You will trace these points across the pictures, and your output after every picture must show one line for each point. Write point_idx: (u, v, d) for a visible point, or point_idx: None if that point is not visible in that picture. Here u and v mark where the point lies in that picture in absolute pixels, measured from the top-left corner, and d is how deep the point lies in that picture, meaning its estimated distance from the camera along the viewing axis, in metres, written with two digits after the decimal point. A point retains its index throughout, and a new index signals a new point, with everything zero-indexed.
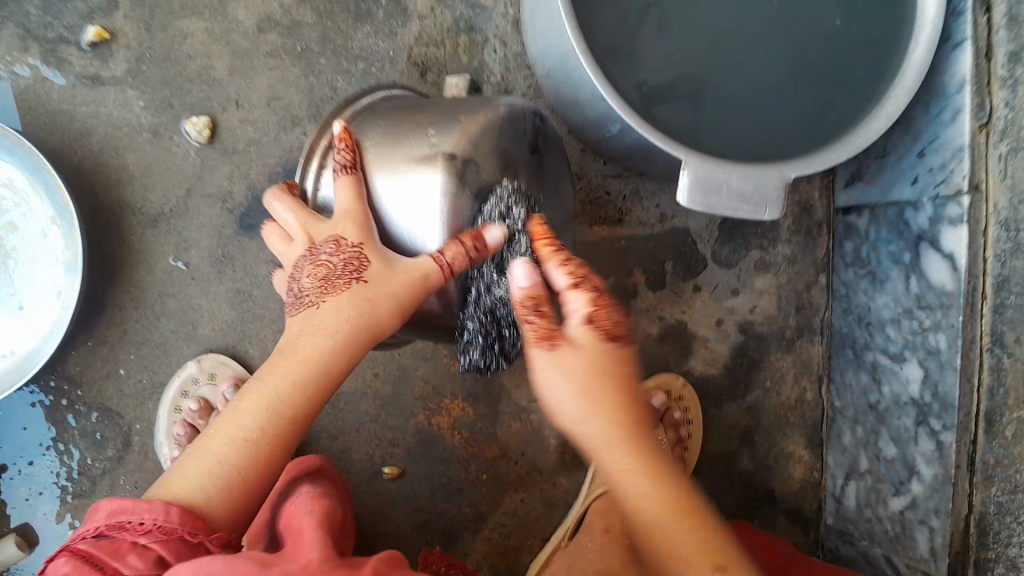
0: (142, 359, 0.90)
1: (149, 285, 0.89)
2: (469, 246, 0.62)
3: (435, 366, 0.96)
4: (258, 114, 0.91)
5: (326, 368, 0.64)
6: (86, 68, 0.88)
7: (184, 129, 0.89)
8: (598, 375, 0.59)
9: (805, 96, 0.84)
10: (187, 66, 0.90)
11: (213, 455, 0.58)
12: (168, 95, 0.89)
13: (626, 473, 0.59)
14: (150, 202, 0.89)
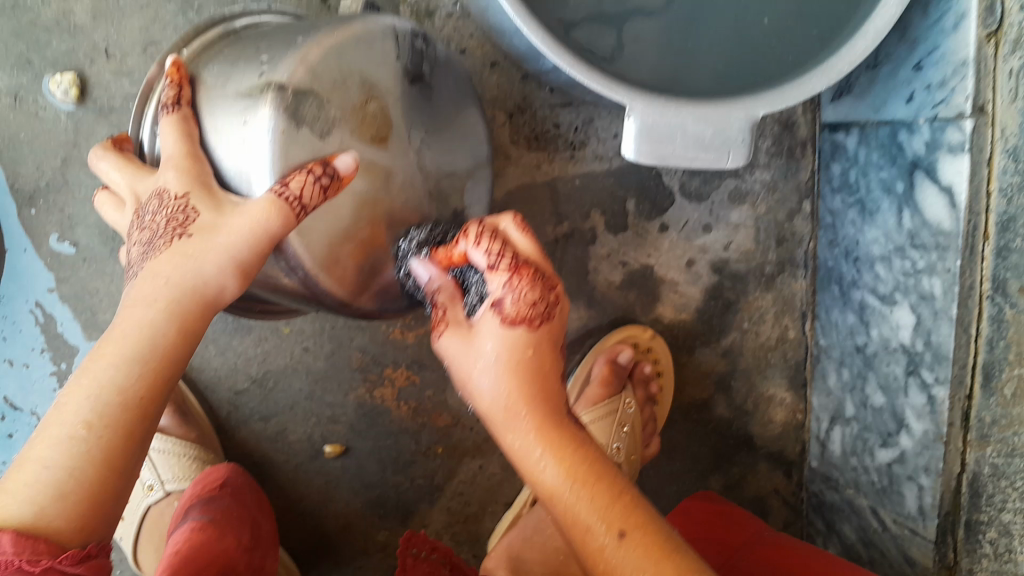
0: (42, 352, 0.81)
1: (37, 271, 0.80)
2: (318, 174, 0.51)
3: (373, 335, 0.87)
4: (132, 62, 0.78)
5: (160, 349, 0.51)
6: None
7: (48, 89, 0.76)
8: (516, 372, 0.53)
9: (768, 14, 0.69)
10: (41, 11, 0.76)
11: (33, 466, 0.45)
12: (24, 50, 0.76)
13: (534, 466, 0.51)
14: (22, 178, 0.78)
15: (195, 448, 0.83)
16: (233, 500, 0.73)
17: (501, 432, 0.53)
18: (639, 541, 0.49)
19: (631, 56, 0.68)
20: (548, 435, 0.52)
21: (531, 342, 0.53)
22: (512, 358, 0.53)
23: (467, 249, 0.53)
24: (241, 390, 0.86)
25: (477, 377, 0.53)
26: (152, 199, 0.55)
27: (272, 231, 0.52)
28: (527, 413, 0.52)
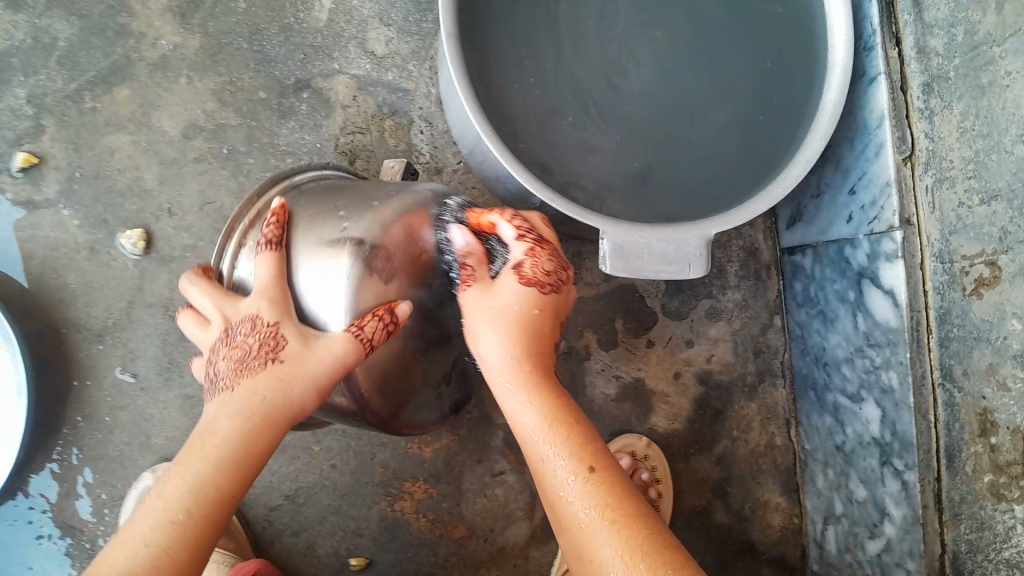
0: (99, 473, 0.90)
1: (98, 398, 0.90)
2: (387, 320, 0.65)
3: (393, 451, 0.97)
4: (191, 219, 0.93)
5: (244, 457, 0.62)
6: (20, 193, 0.91)
7: (120, 242, 0.91)
8: (522, 330, 0.69)
9: (727, 156, 0.85)
10: (118, 180, 0.93)
11: (135, 544, 0.56)
12: (101, 211, 0.92)
13: (523, 404, 0.66)
14: (93, 318, 0.91)
15: (233, 557, 0.91)
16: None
17: (500, 381, 0.68)
18: (603, 474, 0.61)
19: (605, 190, 0.83)
20: (533, 384, 0.67)
21: (530, 311, 0.70)
22: (520, 307, 0.69)
23: (501, 224, 0.73)
24: (275, 505, 0.95)
25: (488, 330, 0.68)
26: (244, 327, 0.66)
27: (348, 364, 0.64)
28: (518, 362, 0.68)
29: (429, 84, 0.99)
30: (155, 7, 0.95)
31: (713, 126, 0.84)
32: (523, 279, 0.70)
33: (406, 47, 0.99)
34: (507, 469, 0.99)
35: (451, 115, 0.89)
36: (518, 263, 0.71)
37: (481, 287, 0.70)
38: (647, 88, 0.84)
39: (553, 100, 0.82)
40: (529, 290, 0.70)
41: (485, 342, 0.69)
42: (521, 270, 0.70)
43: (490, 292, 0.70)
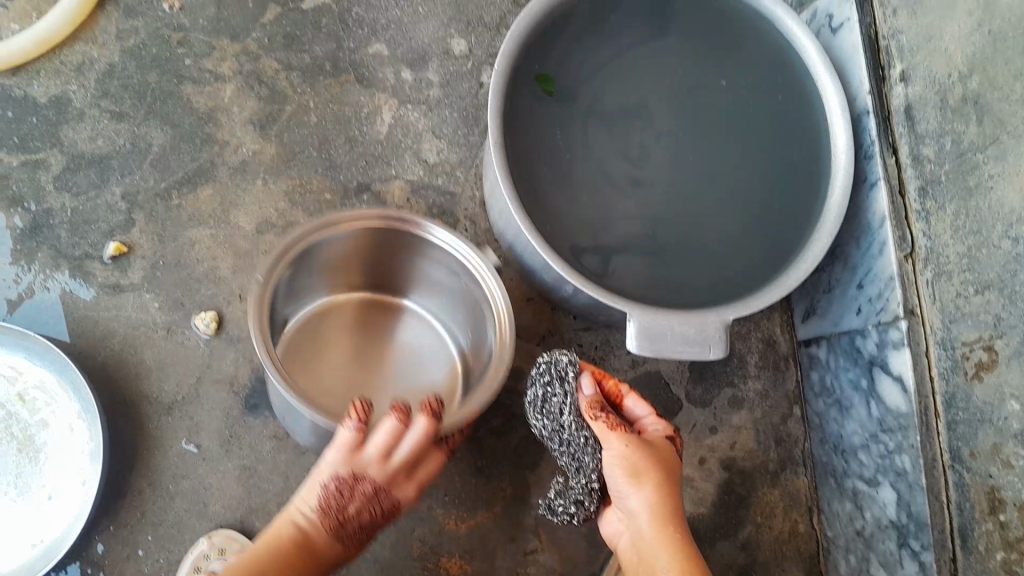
0: (158, 539, 0.95)
1: (164, 466, 0.97)
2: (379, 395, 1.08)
3: (431, 526, 1.01)
4: None
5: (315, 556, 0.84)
6: (108, 278, 1.04)
7: (195, 322, 1.02)
8: (662, 480, 0.79)
9: (740, 254, 0.93)
10: (196, 269, 1.04)
11: None
12: (179, 295, 1.03)
13: (659, 550, 0.75)
14: (165, 391, 1.00)
15: None
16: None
17: (645, 526, 0.77)
18: None
19: (631, 279, 0.91)
20: (669, 533, 0.76)
21: (668, 473, 0.80)
22: (659, 463, 0.79)
23: (632, 396, 0.86)
24: None
25: (629, 477, 0.78)
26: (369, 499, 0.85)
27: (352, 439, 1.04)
28: (660, 510, 0.77)
29: (474, 189, 1.11)
30: (238, 119, 1.11)
31: (729, 224, 0.94)
32: (654, 444, 0.81)
33: (455, 156, 1.12)
34: (539, 547, 1.02)
35: (494, 214, 1.00)
36: (658, 436, 0.83)
37: (638, 444, 0.79)
38: (669, 184, 0.95)
39: (584, 200, 0.93)
40: (664, 454, 0.81)
41: (628, 489, 0.78)
42: (652, 438, 0.82)
43: (630, 441, 0.79)
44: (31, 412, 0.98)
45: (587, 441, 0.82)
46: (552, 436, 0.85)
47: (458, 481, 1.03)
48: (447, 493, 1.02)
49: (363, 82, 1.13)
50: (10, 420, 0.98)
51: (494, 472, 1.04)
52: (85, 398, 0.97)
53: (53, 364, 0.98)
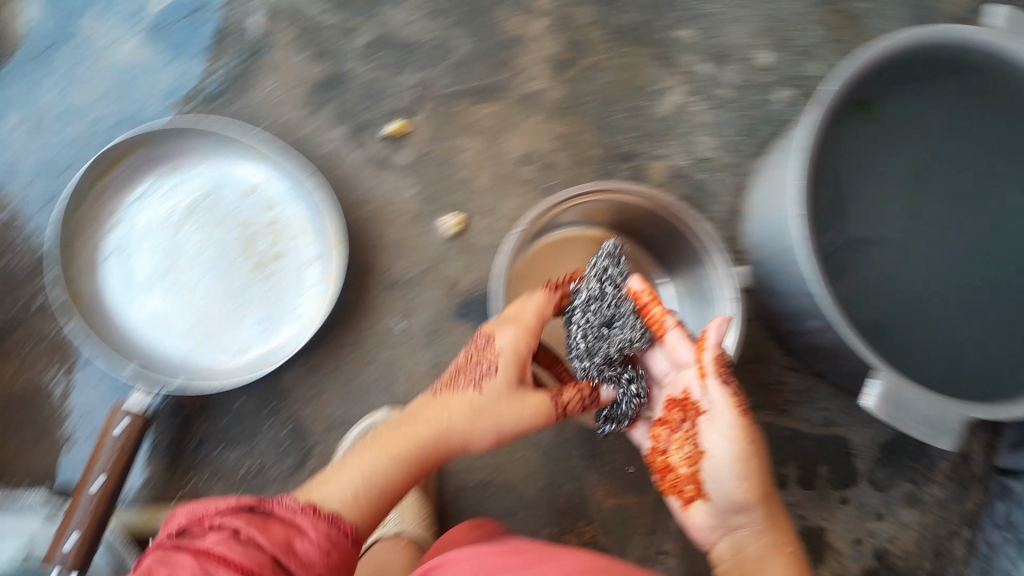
0: (343, 395, 1.01)
1: (369, 335, 1.02)
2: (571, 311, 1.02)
3: (581, 488, 1.03)
4: (501, 224, 1.04)
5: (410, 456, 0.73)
6: (380, 152, 1.06)
7: (439, 221, 1.04)
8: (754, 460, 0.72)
9: (996, 354, 0.86)
10: (457, 172, 1.05)
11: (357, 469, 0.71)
12: (436, 189, 1.05)
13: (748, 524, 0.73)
14: (395, 268, 1.03)
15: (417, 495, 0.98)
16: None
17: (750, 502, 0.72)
18: None
19: (877, 336, 0.86)
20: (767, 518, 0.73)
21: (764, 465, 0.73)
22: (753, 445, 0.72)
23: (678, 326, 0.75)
24: (464, 487, 1.03)
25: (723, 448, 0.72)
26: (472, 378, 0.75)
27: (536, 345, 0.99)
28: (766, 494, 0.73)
29: (737, 194, 1.06)
30: (539, 56, 1.07)
31: (998, 322, 0.87)
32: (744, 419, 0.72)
33: (727, 156, 1.07)
34: (671, 552, 1.02)
35: (754, 222, 0.96)
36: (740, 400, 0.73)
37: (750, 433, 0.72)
38: (951, 253, 0.87)
39: (860, 238, 0.87)
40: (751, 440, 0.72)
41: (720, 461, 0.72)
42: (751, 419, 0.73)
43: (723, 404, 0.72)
44: (275, 242, 0.99)
45: (634, 323, 0.76)
46: (579, 333, 0.78)
47: (621, 461, 1.03)
48: (606, 467, 1.03)
49: (666, 61, 1.08)
50: (253, 241, 0.99)
51: (656, 467, 1.03)
52: (332, 253, 0.98)
53: (312, 209, 1.00)
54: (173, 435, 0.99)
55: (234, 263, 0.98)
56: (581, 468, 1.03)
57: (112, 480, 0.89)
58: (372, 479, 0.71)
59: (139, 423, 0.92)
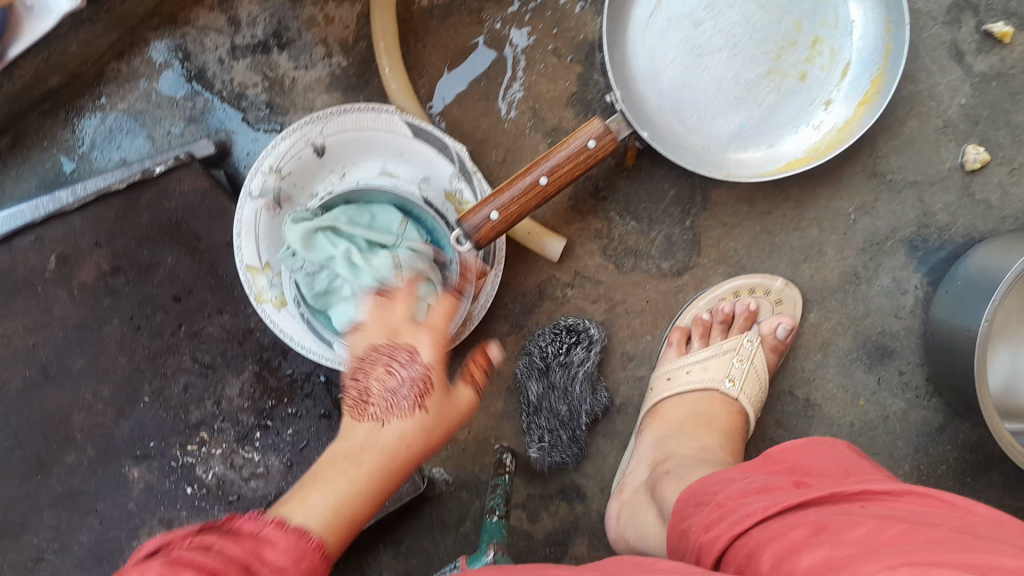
0: (755, 239, 0.96)
1: (818, 205, 0.96)
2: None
3: (890, 471, 0.97)
4: (1016, 190, 0.95)
5: (391, 455, 0.59)
6: (966, 41, 0.94)
7: (966, 149, 0.94)
8: None
9: None
10: (1018, 112, 0.95)
11: (310, 499, 0.53)
12: (984, 113, 0.95)
13: None
14: (887, 161, 0.95)
15: (764, 382, 0.91)
16: (761, 459, 0.70)
17: None
18: None
19: None
20: None
21: None
22: None
23: None
24: (793, 395, 0.98)
25: None
26: (412, 396, 0.62)
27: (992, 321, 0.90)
28: None
29: None
30: None
31: None
32: None
33: None
34: None
35: None
36: None
37: None
38: None
39: None
40: None
41: None
42: None
43: None
44: (804, 60, 0.91)
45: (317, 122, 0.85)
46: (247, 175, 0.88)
47: (939, 471, 0.97)
48: (921, 464, 0.97)
49: None
50: (787, 47, 0.90)
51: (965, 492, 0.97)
52: (854, 107, 0.91)
53: (860, 50, 0.91)
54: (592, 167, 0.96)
55: (756, 56, 0.90)
56: (905, 451, 0.97)
57: (552, 185, 0.84)
58: (400, 446, 0.59)
59: (606, 146, 0.85)
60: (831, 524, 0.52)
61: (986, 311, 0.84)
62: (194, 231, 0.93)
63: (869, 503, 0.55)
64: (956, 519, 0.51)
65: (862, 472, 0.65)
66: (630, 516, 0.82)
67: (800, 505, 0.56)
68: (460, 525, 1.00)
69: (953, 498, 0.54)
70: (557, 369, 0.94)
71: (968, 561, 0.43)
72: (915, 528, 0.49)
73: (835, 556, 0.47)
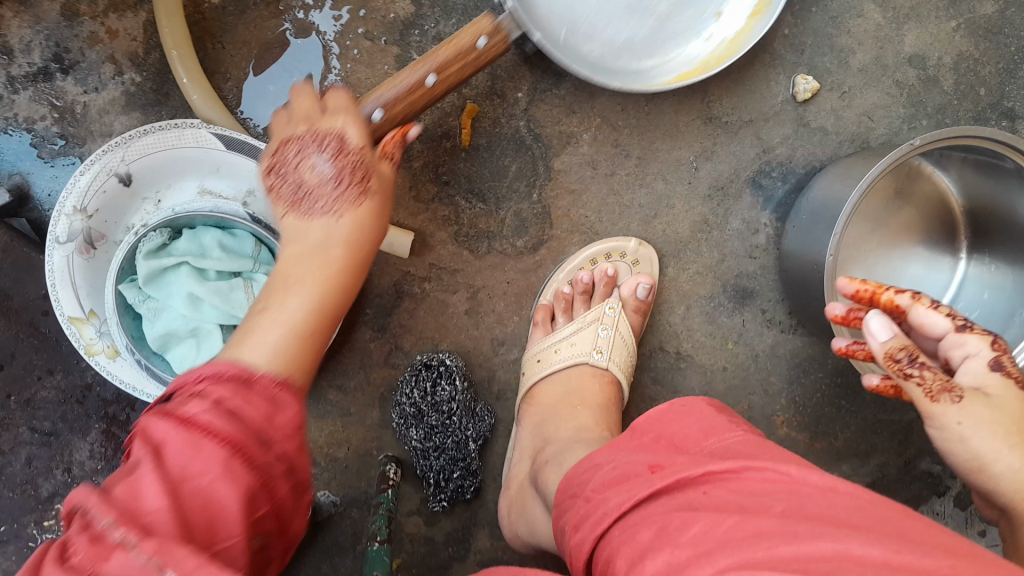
0: (604, 203, 0.96)
1: (658, 159, 0.96)
2: (877, 231, 0.93)
3: (767, 404, 0.99)
4: (846, 114, 0.97)
5: (354, 250, 0.67)
6: None
7: (796, 81, 0.96)
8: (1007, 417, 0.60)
9: None
10: (840, 36, 0.97)
11: (266, 332, 0.57)
12: (807, 42, 0.96)
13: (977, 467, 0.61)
14: (720, 104, 0.96)
15: (632, 346, 0.92)
16: (627, 435, 0.69)
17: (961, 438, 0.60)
18: None
19: None
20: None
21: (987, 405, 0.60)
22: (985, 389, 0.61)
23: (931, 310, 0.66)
24: (666, 350, 0.98)
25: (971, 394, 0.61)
26: (349, 185, 0.68)
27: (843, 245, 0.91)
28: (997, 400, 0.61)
29: None
30: None
31: None
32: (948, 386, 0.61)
33: None
34: None
35: None
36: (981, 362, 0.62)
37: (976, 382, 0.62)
38: None
39: None
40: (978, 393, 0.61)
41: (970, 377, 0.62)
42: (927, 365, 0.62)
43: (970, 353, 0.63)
44: None
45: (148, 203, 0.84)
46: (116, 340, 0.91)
47: (813, 398, 1.00)
48: (798, 397, 0.99)
49: None
50: None
51: (840, 417, 1.00)
52: (747, 19, 0.90)
53: None
54: (431, 154, 0.93)
55: None
56: (779, 386, 0.99)
57: (439, 87, 0.74)
58: (352, 237, 0.67)
59: (496, 47, 0.76)
60: (671, 517, 0.53)
61: (831, 246, 0.83)
62: (4, 290, 0.84)
63: (711, 489, 0.56)
64: (789, 498, 0.53)
65: (721, 433, 0.65)
66: (518, 513, 0.81)
67: (651, 497, 0.57)
68: (356, 543, 0.96)
69: (791, 469, 0.56)
70: (431, 413, 0.93)
71: (792, 555, 0.45)
72: (751, 520, 0.50)
73: (677, 561, 0.49)
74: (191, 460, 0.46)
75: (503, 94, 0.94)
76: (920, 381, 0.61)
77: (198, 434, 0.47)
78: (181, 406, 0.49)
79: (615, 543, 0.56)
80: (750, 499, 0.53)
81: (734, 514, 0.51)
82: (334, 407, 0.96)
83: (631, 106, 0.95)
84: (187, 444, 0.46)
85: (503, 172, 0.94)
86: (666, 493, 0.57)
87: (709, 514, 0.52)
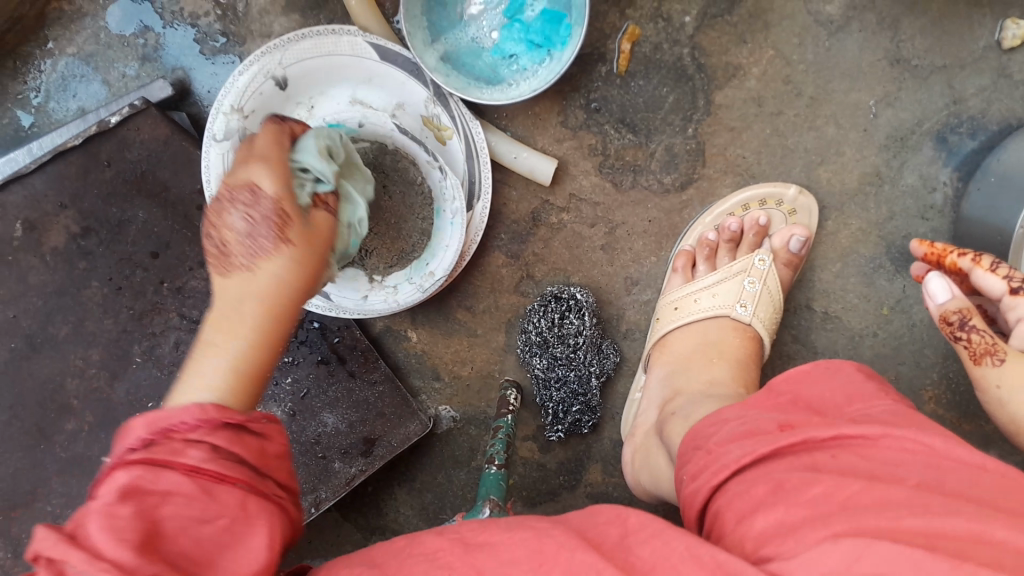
0: (765, 144, 0.89)
1: (834, 100, 0.88)
2: None
3: (917, 376, 0.91)
4: None
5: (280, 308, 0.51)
6: None
7: (1003, 25, 0.85)
8: None
9: None
10: None
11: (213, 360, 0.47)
12: None
13: None
14: (911, 45, 0.86)
15: (780, 299, 0.86)
16: (762, 392, 0.59)
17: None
18: None
19: None
20: None
21: None
22: None
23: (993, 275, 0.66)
24: (812, 307, 0.92)
25: None
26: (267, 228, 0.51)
27: None
28: None
29: None
30: None
31: None
32: (986, 349, 0.63)
33: None
34: None
35: None
36: None
37: None
38: None
39: None
40: None
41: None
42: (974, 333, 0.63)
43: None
44: None
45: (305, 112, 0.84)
46: None
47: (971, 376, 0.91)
48: (952, 372, 0.91)
49: None
50: None
51: None
52: None
53: None
54: (585, 78, 0.89)
55: None
56: (933, 359, 0.91)
57: None
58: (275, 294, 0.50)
59: None
60: (793, 476, 0.46)
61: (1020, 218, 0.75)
62: (163, 181, 0.87)
63: (842, 453, 0.48)
64: (928, 471, 0.45)
65: (869, 399, 0.56)
66: (642, 461, 0.78)
67: (773, 454, 0.49)
68: (471, 459, 0.97)
69: (944, 437, 0.47)
70: (556, 344, 0.91)
71: (918, 529, 0.39)
72: (883, 489, 0.42)
73: (789, 520, 0.42)
74: (200, 506, 0.40)
75: (670, 18, 0.87)
76: (966, 344, 0.63)
77: (207, 482, 0.41)
78: (173, 452, 0.42)
79: (727, 496, 0.49)
80: (881, 469, 0.45)
81: (861, 478, 0.44)
82: (461, 326, 0.96)
83: (810, 39, 0.87)
84: (199, 495, 0.41)
85: (659, 103, 0.89)
86: (792, 452, 0.49)
87: (833, 477, 0.44)
